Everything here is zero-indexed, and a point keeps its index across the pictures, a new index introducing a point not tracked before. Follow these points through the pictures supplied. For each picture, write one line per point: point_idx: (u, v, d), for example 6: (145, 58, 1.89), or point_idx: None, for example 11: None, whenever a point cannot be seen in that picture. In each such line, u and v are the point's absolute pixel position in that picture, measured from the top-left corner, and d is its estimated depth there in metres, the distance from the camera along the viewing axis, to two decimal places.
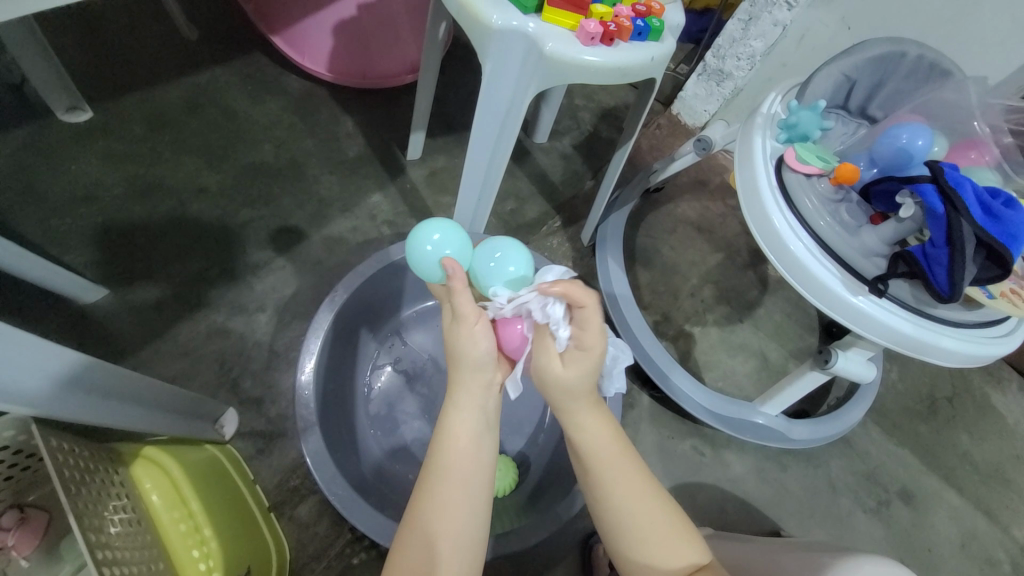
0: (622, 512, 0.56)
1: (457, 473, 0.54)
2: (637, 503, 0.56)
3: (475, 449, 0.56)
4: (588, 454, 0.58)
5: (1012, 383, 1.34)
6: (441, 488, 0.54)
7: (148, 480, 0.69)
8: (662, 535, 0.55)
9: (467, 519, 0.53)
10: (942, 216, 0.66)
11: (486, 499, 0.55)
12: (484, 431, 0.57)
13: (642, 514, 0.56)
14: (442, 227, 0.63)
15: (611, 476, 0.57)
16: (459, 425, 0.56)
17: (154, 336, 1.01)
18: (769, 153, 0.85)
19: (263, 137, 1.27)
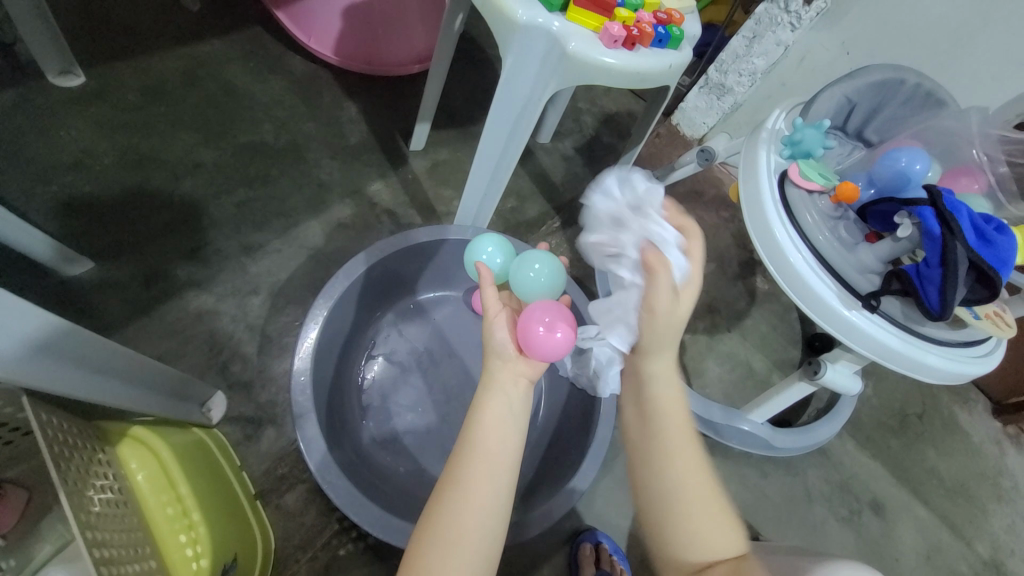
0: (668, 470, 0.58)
1: (487, 451, 0.56)
2: (684, 463, 0.58)
3: (502, 431, 0.57)
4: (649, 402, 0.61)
5: (978, 403, 1.40)
6: (468, 464, 0.55)
7: (134, 460, 0.67)
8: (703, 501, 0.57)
9: (490, 498, 0.54)
10: (938, 237, 0.69)
11: (509, 478, 0.56)
12: (510, 416, 0.58)
13: (687, 476, 0.57)
14: (492, 241, 0.81)
15: (665, 429, 0.59)
16: (488, 407, 0.58)
17: (141, 314, 0.98)
18: (773, 167, 0.87)
19: (263, 116, 1.24)
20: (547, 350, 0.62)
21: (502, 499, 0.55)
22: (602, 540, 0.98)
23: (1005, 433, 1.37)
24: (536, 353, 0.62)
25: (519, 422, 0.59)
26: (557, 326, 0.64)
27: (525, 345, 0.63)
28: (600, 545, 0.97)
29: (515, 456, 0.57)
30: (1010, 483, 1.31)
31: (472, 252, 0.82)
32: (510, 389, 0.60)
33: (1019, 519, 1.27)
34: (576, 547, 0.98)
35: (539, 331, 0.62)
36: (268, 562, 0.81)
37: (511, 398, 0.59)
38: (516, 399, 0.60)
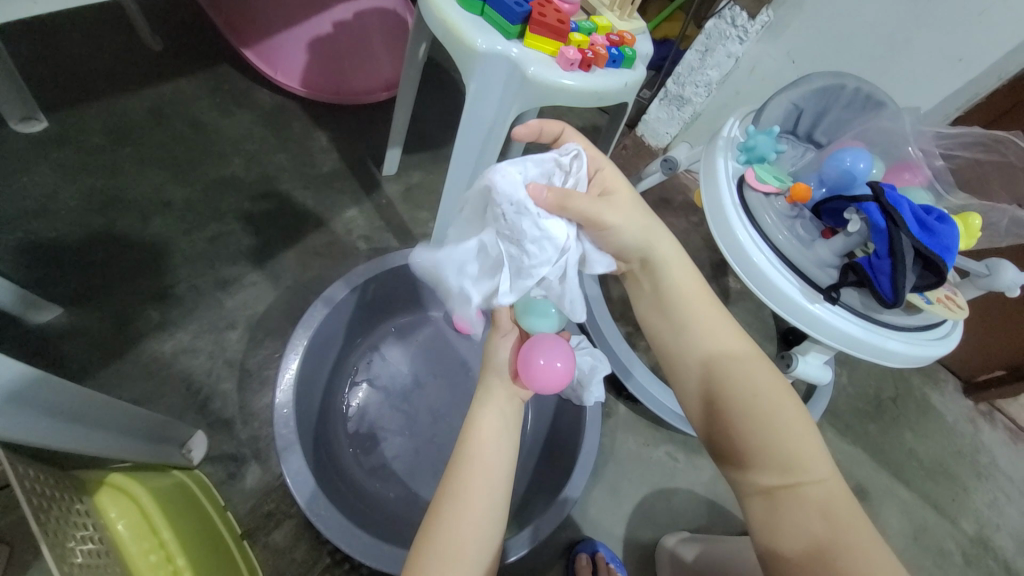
0: (746, 402, 0.57)
1: (481, 463, 0.56)
2: (761, 384, 0.58)
3: (496, 443, 0.58)
4: (707, 346, 0.61)
5: (948, 384, 1.47)
6: (465, 476, 0.56)
7: (114, 509, 0.64)
8: (788, 418, 0.56)
9: (486, 511, 0.54)
10: (884, 230, 0.73)
11: (504, 489, 0.57)
12: (503, 429, 0.60)
13: (763, 390, 0.58)
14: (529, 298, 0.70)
15: (724, 351, 0.61)
16: (482, 420, 0.60)
17: (114, 357, 0.95)
18: (731, 173, 0.91)
19: (232, 150, 1.24)
20: (542, 380, 0.63)
21: (498, 512, 0.55)
22: (598, 549, 0.98)
23: (977, 411, 1.44)
24: (533, 381, 0.63)
25: (513, 435, 0.61)
26: (557, 358, 0.65)
27: (522, 372, 0.64)
28: (597, 555, 0.97)
29: (509, 470, 0.58)
30: (986, 459, 1.37)
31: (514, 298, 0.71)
32: (506, 406, 0.63)
33: (996, 492, 1.33)
34: (572, 559, 0.98)
35: (540, 361, 0.63)
36: None
37: (504, 413, 0.61)
38: (509, 414, 0.62)
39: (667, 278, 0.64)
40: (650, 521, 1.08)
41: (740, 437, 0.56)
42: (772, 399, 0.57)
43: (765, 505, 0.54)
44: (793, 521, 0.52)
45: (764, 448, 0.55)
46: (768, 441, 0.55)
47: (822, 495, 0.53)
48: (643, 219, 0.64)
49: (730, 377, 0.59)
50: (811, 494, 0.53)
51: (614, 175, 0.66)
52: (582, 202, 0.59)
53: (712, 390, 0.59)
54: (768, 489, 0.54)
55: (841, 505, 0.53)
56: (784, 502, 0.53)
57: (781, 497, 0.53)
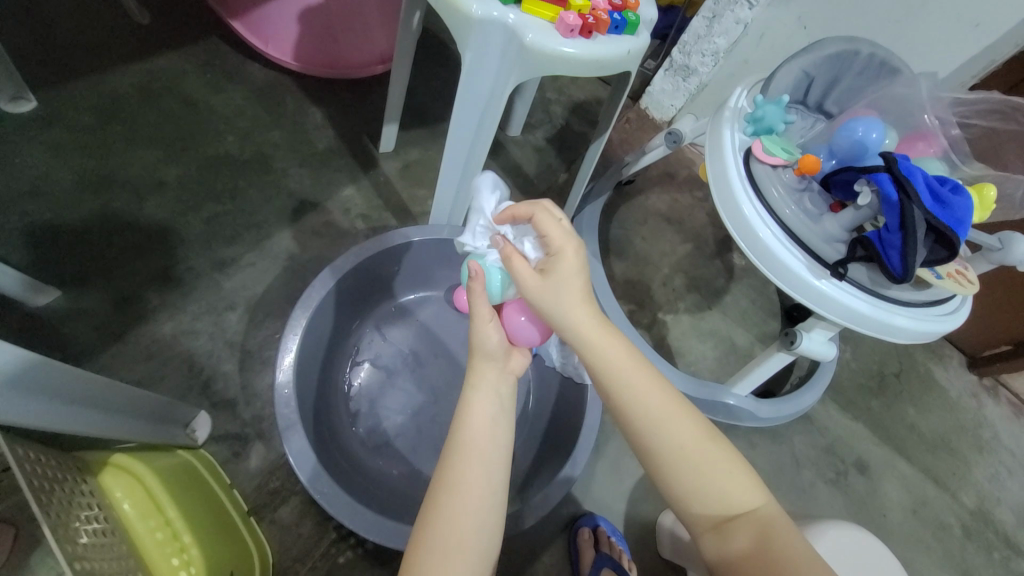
0: (670, 451, 0.55)
1: (477, 445, 0.57)
2: (683, 432, 0.56)
3: (493, 427, 0.58)
4: (648, 417, 0.56)
5: (952, 358, 1.46)
6: (460, 467, 0.55)
7: (119, 489, 0.65)
8: (710, 457, 0.56)
9: (485, 496, 0.55)
10: (896, 202, 0.70)
11: (503, 471, 0.57)
12: (498, 411, 0.60)
13: (682, 436, 0.56)
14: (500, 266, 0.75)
15: (643, 402, 0.57)
16: (476, 403, 0.60)
17: (115, 339, 0.95)
18: (737, 145, 0.88)
19: (225, 128, 1.21)
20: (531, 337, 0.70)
21: (499, 494, 0.56)
22: (599, 523, 1.00)
23: (980, 385, 1.43)
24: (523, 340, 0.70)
25: (508, 418, 0.60)
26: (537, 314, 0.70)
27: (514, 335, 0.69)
28: (598, 529, 0.98)
29: (506, 450, 0.58)
30: (988, 433, 1.37)
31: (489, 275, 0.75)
32: (498, 385, 0.62)
33: (998, 466, 1.33)
34: (574, 532, 0.99)
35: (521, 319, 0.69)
36: None
37: (499, 393, 0.61)
38: (506, 394, 0.62)
39: (591, 353, 0.59)
40: (651, 496, 1.09)
41: (684, 493, 0.55)
42: (695, 445, 0.56)
43: (716, 542, 0.54)
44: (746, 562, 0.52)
45: (708, 496, 0.55)
46: (712, 490, 0.55)
47: (769, 525, 0.54)
48: (574, 296, 0.60)
49: (678, 444, 0.56)
50: (765, 528, 0.54)
51: (566, 262, 0.61)
52: (520, 268, 0.62)
53: (657, 457, 0.56)
54: (717, 527, 0.54)
55: (790, 533, 0.54)
56: (735, 537, 0.53)
57: (730, 532, 0.54)
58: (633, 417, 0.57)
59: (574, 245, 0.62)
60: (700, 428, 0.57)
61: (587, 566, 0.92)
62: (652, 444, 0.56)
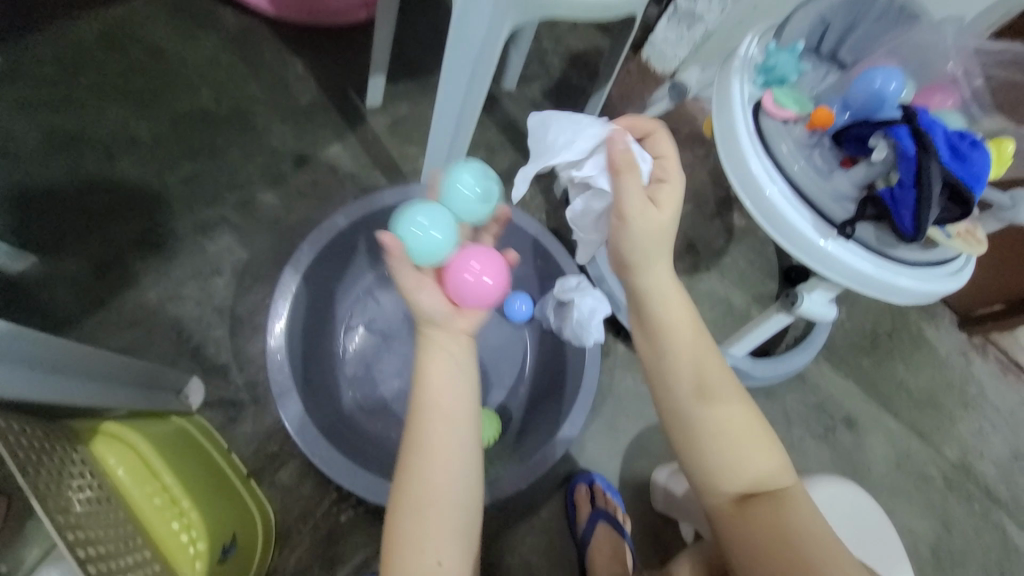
0: (711, 418, 0.58)
1: (440, 409, 0.56)
2: (723, 403, 0.59)
3: (453, 387, 0.57)
4: (694, 381, 0.59)
5: (945, 318, 1.47)
6: (426, 431, 0.56)
7: (112, 457, 0.64)
8: (747, 427, 0.58)
9: (453, 457, 0.55)
10: (914, 157, 0.68)
11: (469, 430, 0.57)
12: (456, 370, 0.58)
13: (723, 405, 0.58)
14: (427, 213, 0.70)
15: (695, 365, 0.60)
16: (432, 364, 0.58)
17: (98, 305, 0.92)
18: (746, 98, 0.82)
19: (198, 79, 1.13)
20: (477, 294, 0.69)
21: (467, 451, 0.56)
22: (595, 480, 1.00)
23: (970, 344, 1.45)
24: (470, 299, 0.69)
25: (468, 375, 0.59)
26: (484, 273, 0.70)
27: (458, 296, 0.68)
28: (594, 485, 0.99)
29: (468, 409, 0.58)
30: (974, 390, 1.40)
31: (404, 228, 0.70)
32: (453, 345, 0.60)
33: (982, 422, 1.37)
34: (572, 489, 1.01)
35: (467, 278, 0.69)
36: (271, 541, 0.81)
37: (454, 352, 0.59)
38: (459, 352, 0.60)
39: (653, 303, 0.62)
40: (646, 454, 1.11)
41: (712, 459, 0.57)
42: (733, 419, 0.58)
43: (736, 513, 0.54)
44: (760, 529, 0.52)
45: (735, 468, 0.56)
46: (740, 460, 0.56)
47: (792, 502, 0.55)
48: (659, 240, 0.61)
49: (716, 415, 0.58)
50: (785, 501, 0.55)
51: (671, 198, 0.61)
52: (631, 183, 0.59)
53: (694, 422, 0.58)
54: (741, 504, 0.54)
55: (810, 510, 0.55)
56: (755, 509, 0.54)
57: (751, 507, 0.54)
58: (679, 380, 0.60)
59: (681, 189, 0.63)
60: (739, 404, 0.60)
61: (583, 521, 0.95)
62: (690, 409, 0.58)
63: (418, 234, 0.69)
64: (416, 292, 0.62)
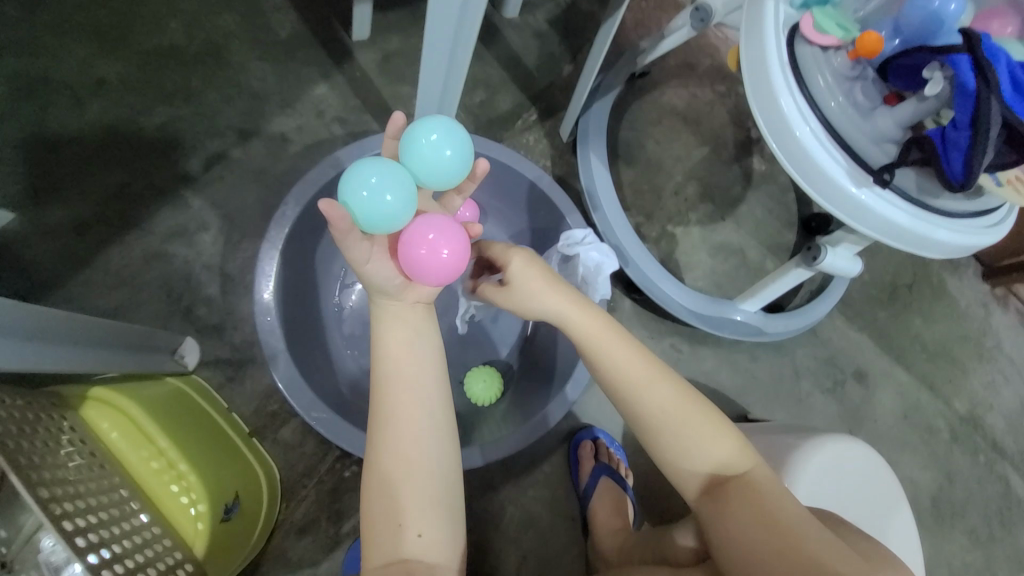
0: (659, 419, 0.59)
1: (404, 383, 0.57)
2: (665, 400, 0.59)
3: (413, 354, 0.59)
4: (633, 388, 0.60)
5: (969, 268, 1.40)
6: (391, 403, 0.57)
7: (104, 421, 0.63)
8: (695, 421, 0.59)
9: (421, 427, 0.57)
10: (972, 92, 0.60)
11: (437, 398, 0.58)
12: (416, 340, 0.60)
13: (664, 404, 0.59)
14: (379, 171, 0.59)
15: (629, 372, 0.60)
16: (393, 338, 0.59)
17: (82, 264, 0.89)
18: (781, 21, 0.71)
19: (167, 12, 1.03)
20: (439, 270, 0.61)
21: (434, 421, 0.57)
22: (598, 436, 1.01)
23: (992, 295, 1.39)
24: (430, 276, 0.61)
25: (433, 342, 0.61)
26: (441, 246, 0.61)
27: (414, 271, 0.61)
28: (597, 441, 1.00)
29: (434, 378, 0.59)
30: (992, 342, 1.36)
31: (349, 185, 0.59)
32: (411, 315, 0.61)
33: (996, 374, 1.33)
34: (575, 444, 1.02)
35: (422, 251, 0.61)
36: (275, 497, 0.82)
37: (412, 322, 0.61)
38: (421, 323, 0.61)
39: (574, 328, 0.63)
40: None
41: (673, 456, 0.59)
42: (679, 414, 0.59)
43: (714, 509, 0.57)
44: (739, 519, 0.55)
45: (695, 456, 0.58)
46: (695, 451, 0.58)
47: (760, 484, 0.57)
48: (539, 296, 0.63)
49: (662, 411, 0.59)
50: (750, 486, 0.57)
51: (520, 273, 0.63)
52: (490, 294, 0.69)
53: (646, 423, 0.60)
54: (714, 497, 0.57)
55: (780, 489, 0.57)
56: (726, 497, 0.56)
57: (725, 496, 0.57)
58: (620, 392, 0.60)
59: (514, 252, 0.65)
60: (682, 393, 0.60)
61: (586, 476, 0.96)
62: (636, 412, 0.60)
63: (365, 196, 0.58)
64: (367, 268, 0.59)
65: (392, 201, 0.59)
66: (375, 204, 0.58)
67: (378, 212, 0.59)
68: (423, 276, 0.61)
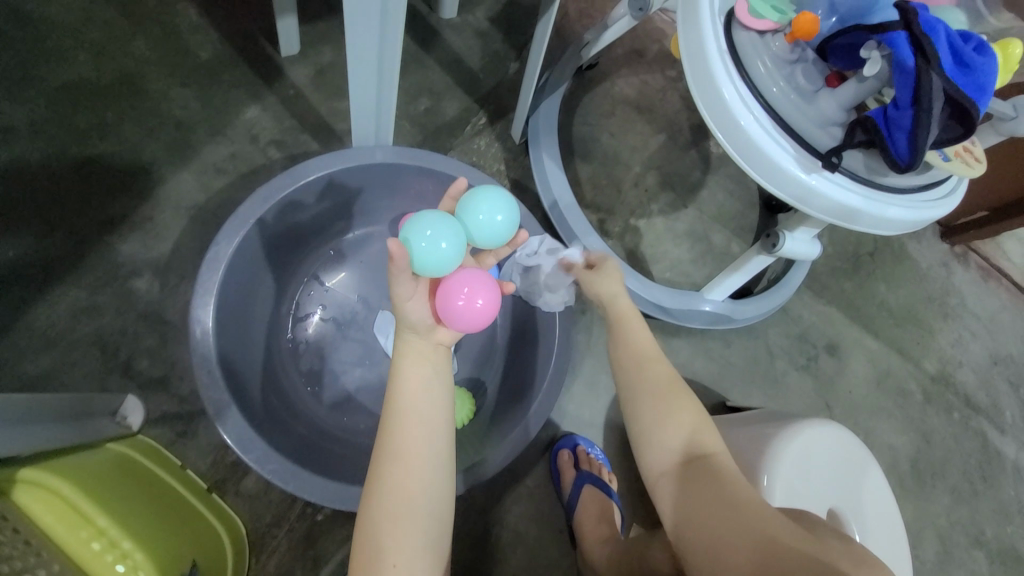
0: (654, 383, 0.65)
1: (414, 410, 0.54)
2: (662, 372, 0.66)
3: (428, 391, 0.55)
4: (639, 357, 0.68)
5: (927, 230, 1.42)
6: (402, 435, 0.53)
7: (37, 504, 0.57)
8: (681, 400, 0.63)
9: (427, 460, 0.53)
10: (912, 70, 0.58)
11: (445, 432, 0.55)
12: (433, 374, 0.56)
13: (659, 375, 0.66)
14: (434, 222, 0.60)
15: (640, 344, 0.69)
16: (409, 366, 0.56)
17: (1, 328, 0.81)
18: (717, 7, 0.69)
19: (71, 43, 0.96)
20: (471, 319, 0.61)
21: (443, 458, 0.54)
22: (578, 443, 0.99)
23: (951, 254, 1.42)
24: (460, 323, 0.60)
25: (446, 379, 0.57)
26: (477, 296, 0.61)
27: (447, 316, 0.60)
28: (577, 449, 0.98)
29: (446, 413, 0.56)
30: (955, 300, 1.38)
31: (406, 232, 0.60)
32: (429, 353, 0.57)
33: (962, 331, 1.36)
34: (554, 454, 1.00)
35: (461, 301, 0.60)
36: (241, 553, 0.77)
37: (433, 359, 0.57)
38: (438, 362, 0.58)
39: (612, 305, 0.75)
40: None
41: (647, 425, 0.62)
42: (673, 387, 0.65)
43: (680, 485, 0.56)
44: (705, 494, 0.54)
45: (666, 431, 0.61)
46: (667, 424, 0.61)
47: (728, 469, 0.57)
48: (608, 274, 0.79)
49: (660, 381, 0.65)
50: (718, 468, 0.57)
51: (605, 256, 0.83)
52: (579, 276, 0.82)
53: (641, 389, 0.65)
54: (684, 473, 0.57)
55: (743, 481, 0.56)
56: (696, 475, 0.56)
57: (693, 471, 0.57)
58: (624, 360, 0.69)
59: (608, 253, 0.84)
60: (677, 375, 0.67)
61: (569, 486, 0.94)
62: (632, 380, 0.66)
63: (424, 245, 0.59)
64: (410, 307, 0.56)
65: (446, 249, 0.60)
66: (429, 253, 0.59)
67: (430, 260, 0.60)
68: (457, 323, 0.61)
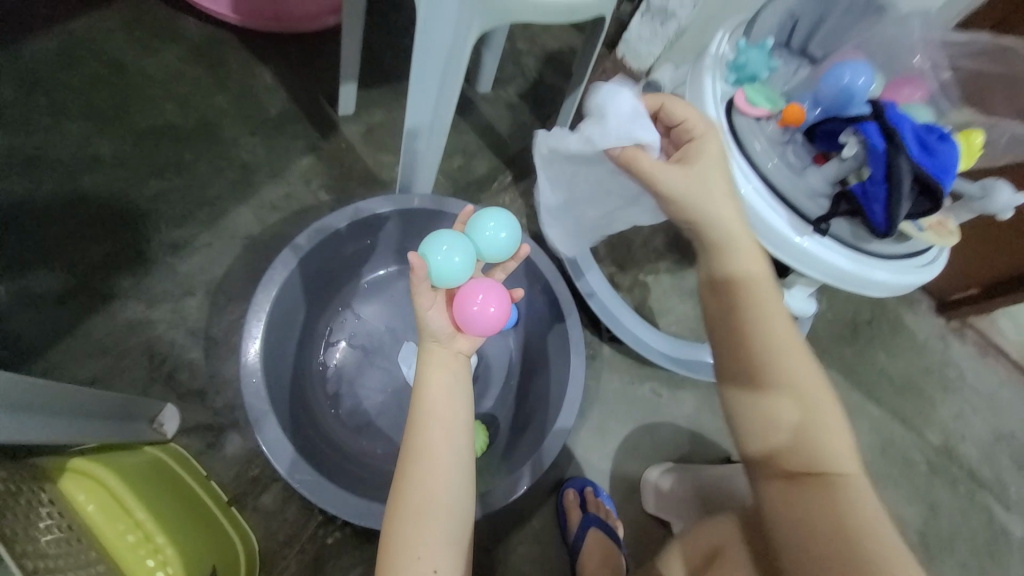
0: (784, 376, 0.56)
1: (439, 418, 0.59)
2: (794, 362, 0.57)
3: (452, 402, 0.60)
4: (770, 338, 0.58)
5: (922, 303, 1.49)
6: (426, 439, 0.58)
7: (82, 492, 0.61)
8: (815, 400, 0.56)
9: (453, 465, 0.58)
10: (883, 153, 0.69)
11: (466, 440, 0.60)
12: (456, 385, 0.62)
13: (791, 365, 0.57)
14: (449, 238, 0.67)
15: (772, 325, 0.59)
16: (434, 379, 0.61)
17: (62, 333, 0.89)
18: (719, 96, 0.82)
19: (161, 93, 1.11)
20: (485, 324, 0.66)
21: (466, 465, 0.59)
22: (586, 486, 1.01)
23: (948, 328, 1.47)
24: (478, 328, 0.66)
25: (467, 389, 0.63)
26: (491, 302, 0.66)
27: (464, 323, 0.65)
28: (585, 491, 1.00)
29: (466, 421, 0.61)
30: (954, 373, 1.43)
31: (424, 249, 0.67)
32: (453, 363, 0.63)
33: (963, 404, 1.39)
34: (561, 495, 1.01)
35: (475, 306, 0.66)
36: (253, 568, 0.79)
37: (454, 371, 0.62)
38: (459, 375, 0.63)
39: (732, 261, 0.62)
40: (638, 455, 1.10)
41: (764, 423, 0.56)
42: (806, 384, 0.56)
43: (783, 495, 0.53)
44: (809, 514, 0.51)
45: (787, 436, 0.55)
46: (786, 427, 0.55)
47: (857, 492, 0.52)
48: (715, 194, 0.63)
49: (792, 376, 0.56)
50: (840, 489, 0.52)
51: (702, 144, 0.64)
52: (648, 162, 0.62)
53: (763, 377, 0.57)
54: (791, 488, 0.53)
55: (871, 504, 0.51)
56: (804, 491, 0.52)
57: (807, 488, 0.52)
58: (745, 337, 0.59)
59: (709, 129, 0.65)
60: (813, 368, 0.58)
61: (575, 528, 0.95)
62: (753, 367, 0.58)
63: (441, 257, 0.66)
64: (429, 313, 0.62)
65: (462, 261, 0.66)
66: (447, 265, 0.66)
67: (448, 271, 0.66)
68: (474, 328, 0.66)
